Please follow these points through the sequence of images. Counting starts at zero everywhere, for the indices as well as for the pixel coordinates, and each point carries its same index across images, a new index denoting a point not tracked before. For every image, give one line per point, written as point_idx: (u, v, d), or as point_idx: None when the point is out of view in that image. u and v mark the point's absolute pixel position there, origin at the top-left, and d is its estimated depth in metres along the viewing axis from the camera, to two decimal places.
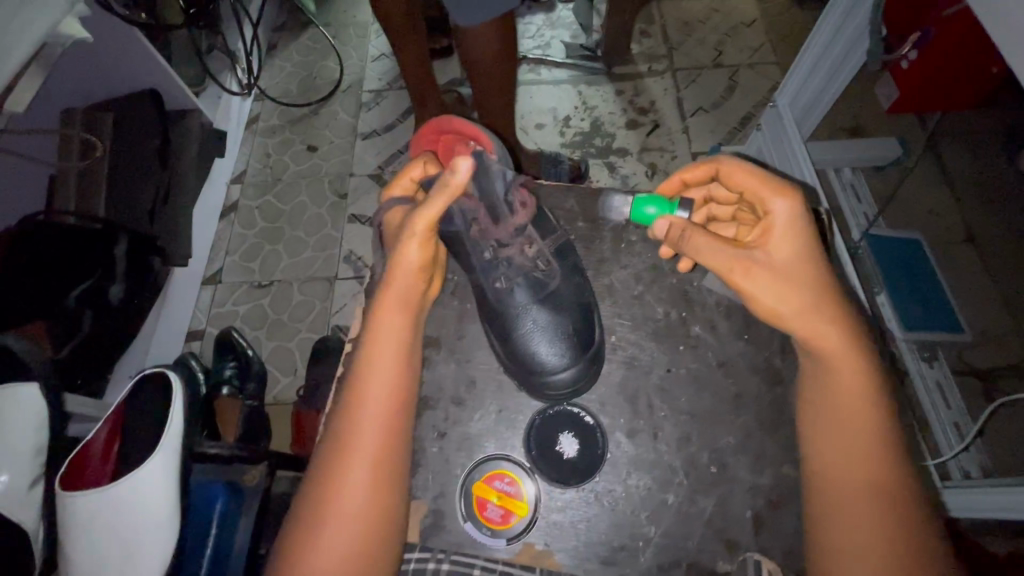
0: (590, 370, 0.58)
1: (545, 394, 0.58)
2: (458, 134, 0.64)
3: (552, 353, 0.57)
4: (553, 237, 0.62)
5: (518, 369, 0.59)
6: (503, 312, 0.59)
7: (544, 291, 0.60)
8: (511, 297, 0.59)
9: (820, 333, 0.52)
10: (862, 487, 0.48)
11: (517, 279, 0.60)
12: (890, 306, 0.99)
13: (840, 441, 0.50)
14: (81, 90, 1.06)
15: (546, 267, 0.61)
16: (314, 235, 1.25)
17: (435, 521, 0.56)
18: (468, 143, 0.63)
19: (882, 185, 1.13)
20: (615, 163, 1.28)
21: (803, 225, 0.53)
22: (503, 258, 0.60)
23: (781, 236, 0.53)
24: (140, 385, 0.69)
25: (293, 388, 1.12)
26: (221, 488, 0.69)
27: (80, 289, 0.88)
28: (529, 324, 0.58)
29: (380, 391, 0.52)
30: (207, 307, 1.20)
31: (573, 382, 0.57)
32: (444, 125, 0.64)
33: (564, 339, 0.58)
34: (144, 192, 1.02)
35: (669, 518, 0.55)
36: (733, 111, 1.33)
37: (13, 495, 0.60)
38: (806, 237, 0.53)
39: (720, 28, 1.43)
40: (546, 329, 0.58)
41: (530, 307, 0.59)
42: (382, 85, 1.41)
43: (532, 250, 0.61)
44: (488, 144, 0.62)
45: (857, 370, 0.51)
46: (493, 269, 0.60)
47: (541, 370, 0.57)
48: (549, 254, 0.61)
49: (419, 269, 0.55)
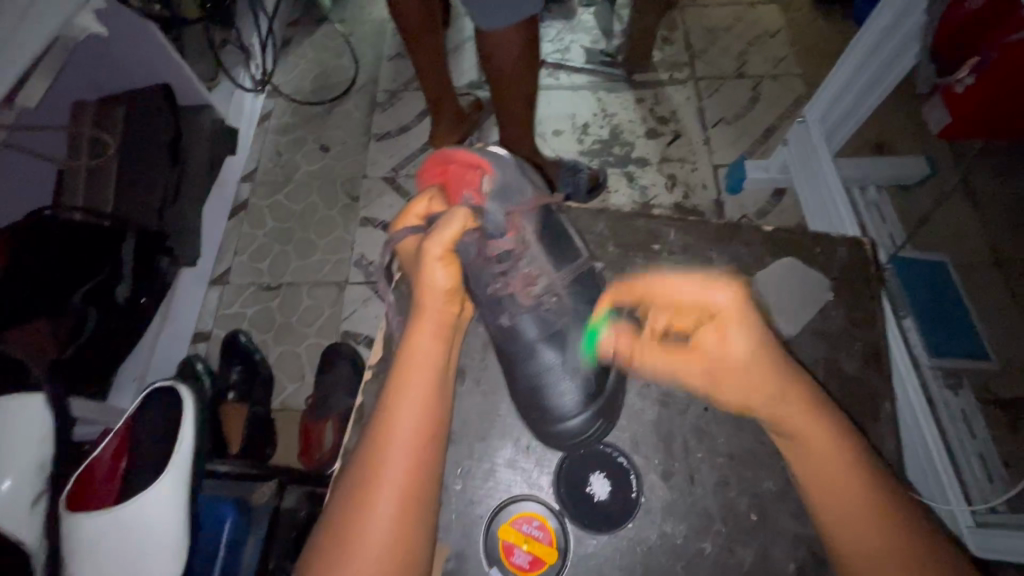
0: (611, 409, 0.56)
1: (557, 441, 0.55)
2: (463, 165, 0.56)
3: (566, 398, 0.54)
4: (572, 267, 0.58)
5: (532, 413, 0.56)
6: (510, 351, 0.57)
7: (553, 328, 0.56)
8: (519, 334, 0.56)
9: (773, 404, 0.49)
10: (867, 545, 0.45)
11: (524, 314, 0.56)
12: (917, 332, 0.95)
13: (827, 502, 0.47)
14: (91, 82, 1.03)
15: (555, 303, 0.56)
16: (326, 237, 1.22)
17: (458, 565, 0.54)
18: (475, 174, 0.56)
19: (909, 207, 1.10)
20: (634, 173, 1.24)
21: (752, 314, 0.51)
22: (511, 292, 0.56)
23: (732, 326, 0.51)
24: (148, 402, 0.67)
25: (301, 395, 1.09)
26: (230, 506, 0.66)
27: (85, 289, 0.84)
28: (535, 366, 0.55)
29: (405, 428, 0.50)
30: (214, 309, 1.18)
31: (586, 427, 0.54)
32: (446, 155, 0.57)
33: (580, 382, 0.55)
34: (153, 187, 0.98)
35: (706, 568, 0.53)
36: (756, 123, 1.30)
37: (13, 511, 0.57)
38: (761, 322, 0.51)
39: (744, 37, 1.40)
40: (562, 370, 0.55)
41: (538, 346, 0.56)
42: (398, 85, 1.38)
43: (540, 283, 0.57)
44: (491, 172, 0.55)
45: (823, 429, 0.48)
46: (502, 303, 0.57)
47: (555, 418, 0.55)
48: (565, 285, 0.57)
49: (450, 292, 0.55)
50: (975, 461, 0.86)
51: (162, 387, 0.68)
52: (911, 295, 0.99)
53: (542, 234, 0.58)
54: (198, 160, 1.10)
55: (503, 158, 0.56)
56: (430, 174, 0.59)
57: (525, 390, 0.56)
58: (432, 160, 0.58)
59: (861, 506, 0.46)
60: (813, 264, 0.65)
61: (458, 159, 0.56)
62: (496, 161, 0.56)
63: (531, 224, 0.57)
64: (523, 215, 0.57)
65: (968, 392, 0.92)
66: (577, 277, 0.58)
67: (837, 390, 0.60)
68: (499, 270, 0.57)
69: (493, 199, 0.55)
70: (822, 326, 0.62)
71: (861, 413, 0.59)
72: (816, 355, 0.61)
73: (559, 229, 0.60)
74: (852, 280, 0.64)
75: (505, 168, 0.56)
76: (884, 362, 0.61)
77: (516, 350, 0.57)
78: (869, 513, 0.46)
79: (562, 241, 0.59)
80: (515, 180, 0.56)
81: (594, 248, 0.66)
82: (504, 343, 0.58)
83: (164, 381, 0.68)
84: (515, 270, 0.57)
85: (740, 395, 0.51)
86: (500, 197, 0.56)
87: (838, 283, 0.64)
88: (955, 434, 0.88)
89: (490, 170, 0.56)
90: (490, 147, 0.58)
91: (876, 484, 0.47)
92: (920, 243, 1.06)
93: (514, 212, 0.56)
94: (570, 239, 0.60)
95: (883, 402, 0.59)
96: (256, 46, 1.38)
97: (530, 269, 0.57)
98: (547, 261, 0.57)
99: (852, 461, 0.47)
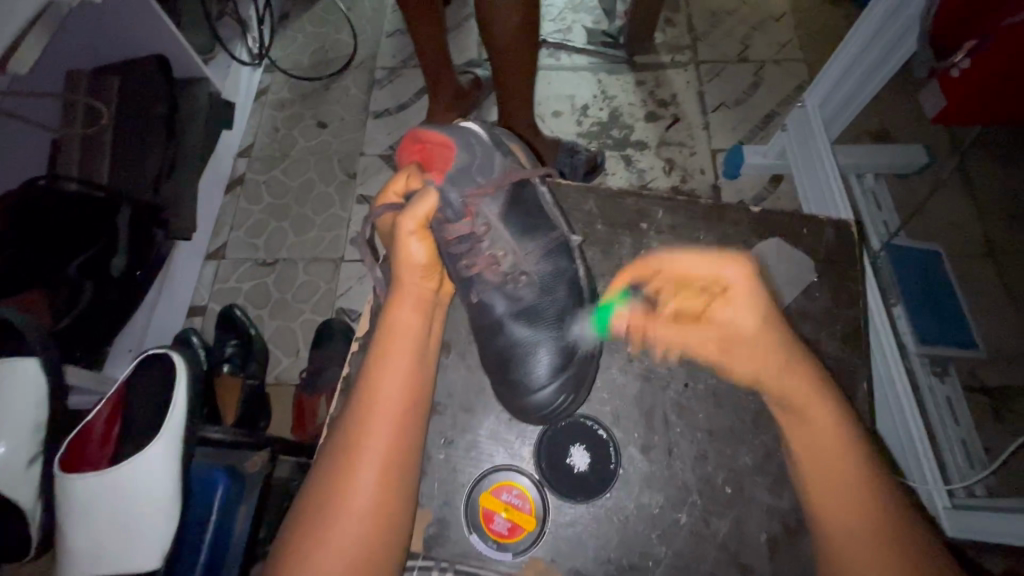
0: (586, 382, 0.57)
1: (527, 412, 0.56)
2: (434, 144, 0.56)
3: (537, 369, 0.56)
4: (543, 244, 0.59)
5: (500, 386, 0.58)
6: (484, 326, 0.59)
7: (520, 306, 0.58)
8: (489, 309, 0.58)
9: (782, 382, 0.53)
10: (852, 533, 0.47)
11: (489, 291, 0.58)
12: (906, 319, 0.96)
13: (825, 492, 0.50)
14: (86, 51, 1.02)
15: (523, 282, 0.58)
16: (322, 214, 1.22)
17: (440, 531, 0.55)
18: (441, 152, 0.56)
19: (905, 195, 1.10)
20: (632, 156, 1.24)
21: (750, 290, 0.55)
22: (477, 271, 0.58)
23: (736, 301, 0.55)
24: (141, 368, 0.68)
25: (295, 369, 1.11)
26: (222, 473, 0.66)
27: (80, 259, 0.85)
28: (508, 339, 0.58)
29: (390, 395, 0.52)
30: (209, 283, 1.18)
31: (556, 399, 0.56)
32: (421, 133, 0.57)
33: (552, 354, 0.57)
34: (147, 159, 0.97)
35: (681, 539, 0.54)
36: (756, 109, 1.29)
37: (11, 470, 0.61)
38: (763, 300, 0.55)
39: (749, 20, 1.38)
40: (533, 343, 0.57)
41: (506, 322, 0.58)
42: (397, 62, 1.36)
43: (505, 261, 0.58)
44: (456, 151, 0.56)
45: (827, 418, 0.51)
46: (468, 282, 0.59)
47: (524, 390, 0.56)
48: (533, 261, 0.59)
49: (426, 268, 0.58)
50: (957, 447, 0.87)
51: (154, 353, 0.68)
52: (903, 282, 0.99)
53: (511, 212, 0.59)
54: (193, 134, 1.09)
55: (471, 134, 0.58)
56: (410, 152, 0.58)
57: (500, 360, 0.58)
58: (413, 136, 0.58)
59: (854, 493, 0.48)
60: (801, 245, 0.65)
61: (433, 137, 0.57)
62: (462, 139, 0.57)
63: (497, 203, 0.58)
64: (480, 198, 0.57)
65: (954, 379, 0.93)
66: (551, 251, 0.59)
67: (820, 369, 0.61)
68: (465, 251, 0.58)
69: (449, 181, 0.56)
70: (806, 307, 0.63)
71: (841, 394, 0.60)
72: (800, 335, 0.62)
73: (535, 205, 0.60)
74: (838, 262, 0.65)
75: (473, 148, 0.57)
76: (866, 344, 0.62)
77: (487, 326, 0.59)
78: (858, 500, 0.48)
79: (537, 216, 0.60)
80: (481, 158, 0.57)
81: (584, 227, 0.66)
82: (475, 319, 0.59)
83: (158, 348, 0.68)
84: (478, 250, 0.58)
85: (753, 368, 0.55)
86: (453, 181, 0.56)
87: (825, 266, 0.65)
88: (938, 419, 0.89)
89: (456, 149, 0.56)
90: (463, 125, 0.59)
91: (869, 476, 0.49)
92: (914, 233, 1.06)
93: (469, 198, 0.56)
94: (544, 213, 0.60)
95: (862, 382, 0.60)
96: (254, 19, 1.36)
97: (495, 247, 0.58)
98: (511, 240, 0.59)
99: (850, 448, 0.50)
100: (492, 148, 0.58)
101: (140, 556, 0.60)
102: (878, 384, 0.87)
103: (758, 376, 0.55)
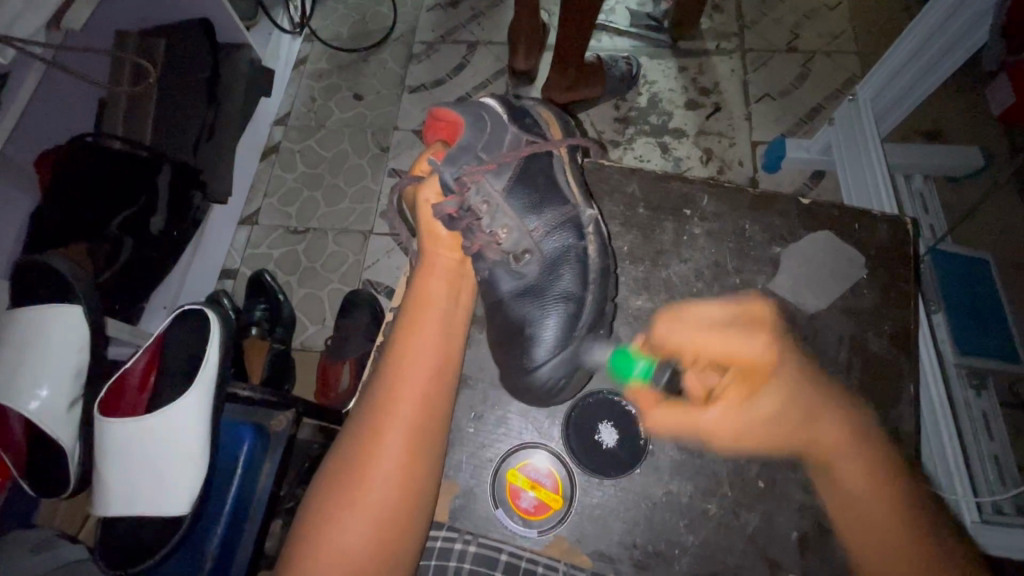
0: (584, 363, 0.56)
1: (525, 392, 0.56)
2: (445, 124, 0.59)
3: (538, 348, 0.55)
4: (554, 217, 0.58)
5: (505, 365, 0.57)
6: (490, 302, 0.59)
7: (524, 284, 0.58)
8: (493, 285, 0.59)
9: (834, 449, 0.53)
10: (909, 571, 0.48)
11: (494, 268, 0.58)
12: (945, 328, 0.93)
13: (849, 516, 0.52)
14: (135, 11, 1.03)
15: (525, 259, 0.58)
16: (354, 185, 1.23)
17: (466, 503, 0.55)
18: (450, 131, 0.58)
19: (955, 199, 1.05)
20: (669, 144, 1.21)
21: (790, 362, 0.57)
22: (478, 248, 0.58)
23: (777, 377, 0.55)
24: (177, 323, 0.70)
25: (321, 337, 1.13)
26: (250, 430, 0.67)
27: (123, 216, 0.88)
28: (512, 317, 0.57)
29: (420, 363, 0.53)
30: (242, 248, 1.21)
31: (554, 378, 0.54)
32: (434, 112, 0.59)
33: (555, 332, 0.55)
34: (188, 121, 0.99)
35: (707, 528, 0.54)
36: (803, 101, 1.25)
37: (54, 412, 0.64)
38: (796, 371, 0.56)
39: (800, 9, 1.33)
40: (535, 321, 0.56)
41: (507, 300, 0.58)
42: (436, 37, 1.35)
43: (508, 239, 0.58)
44: (462, 129, 0.57)
45: (852, 452, 0.53)
46: (472, 258, 0.59)
47: (525, 369, 0.55)
48: (541, 239, 0.58)
49: (452, 241, 0.60)
50: (988, 461, 0.84)
51: (190, 310, 0.70)
52: (944, 290, 0.96)
53: (518, 186, 0.58)
54: (234, 99, 1.10)
55: (484, 109, 0.59)
56: (435, 130, 0.60)
57: (503, 336, 0.58)
58: (433, 115, 0.60)
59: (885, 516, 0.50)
60: (848, 240, 0.63)
61: (453, 116, 0.58)
62: (473, 114, 0.58)
63: (500, 179, 0.58)
64: (480, 174, 0.57)
65: (992, 394, 0.90)
66: (563, 224, 0.58)
67: (861, 369, 0.59)
68: (465, 229, 0.57)
69: (446, 161, 0.56)
70: (851, 304, 0.61)
71: (882, 395, 0.58)
72: (842, 333, 0.60)
73: (551, 181, 0.59)
74: (887, 259, 0.63)
75: (480, 124, 0.57)
76: (913, 345, 0.60)
77: (491, 302, 0.59)
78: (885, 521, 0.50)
79: (547, 191, 0.59)
80: (488, 134, 0.57)
81: (624, 210, 0.65)
82: (483, 295, 0.60)
83: (193, 305, 0.71)
84: (482, 226, 0.58)
85: (787, 430, 0.54)
86: (451, 159, 0.56)
87: (874, 263, 0.62)
88: (971, 432, 0.86)
89: (462, 127, 0.57)
90: (481, 101, 0.60)
91: (907, 492, 0.50)
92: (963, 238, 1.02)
93: (466, 174, 0.56)
94: (556, 186, 0.59)
95: (906, 384, 0.58)
96: None
97: (497, 225, 0.58)
98: (514, 217, 0.58)
99: (877, 481, 0.51)
100: (504, 123, 0.59)
101: (170, 503, 0.61)
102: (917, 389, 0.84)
103: (805, 441, 0.54)
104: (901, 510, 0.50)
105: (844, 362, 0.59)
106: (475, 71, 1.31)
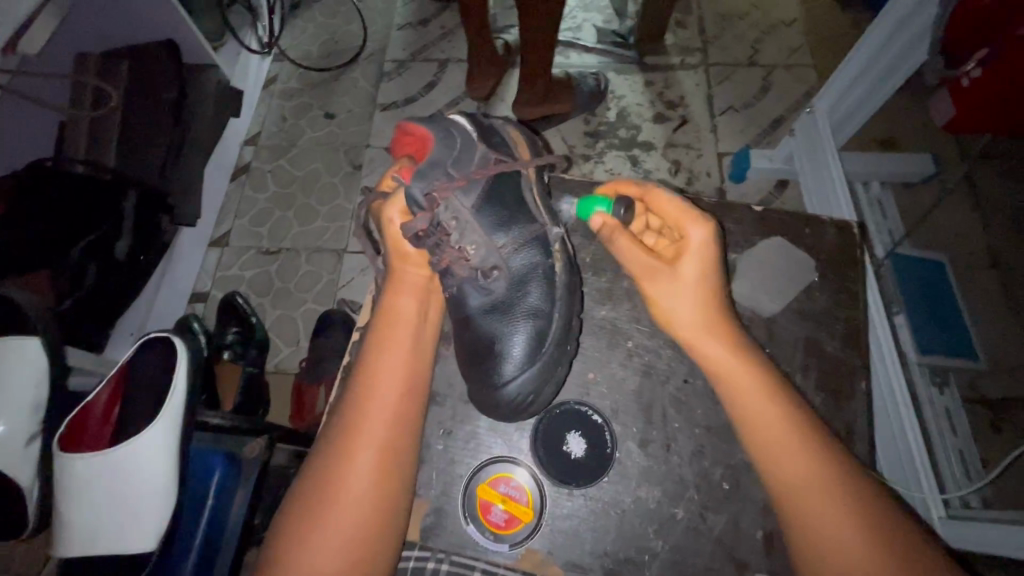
0: (552, 380, 0.56)
1: (495, 406, 0.56)
2: (417, 139, 0.58)
3: (507, 363, 0.56)
4: (523, 232, 0.59)
5: (474, 381, 0.57)
6: (457, 318, 0.59)
7: (492, 300, 0.58)
8: (461, 302, 0.59)
9: (730, 371, 0.53)
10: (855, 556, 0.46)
11: (462, 285, 0.59)
12: (907, 328, 0.95)
13: (776, 456, 0.51)
14: (98, 33, 1.01)
15: (493, 276, 0.58)
16: (326, 204, 1.22)
17: (436, 521, 0.55)
18: (419, 147, 0.58)
19: (912, 204, 1.09)
20: (638, 157, 1.24)
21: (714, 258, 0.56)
22: (446, 264, 0.58)
23: (687, 258, 0.56)
24: (141, 351, 0.68)
25: (296, 359, 1.11)
26: (221, 459, 0.66)
27: (87, 241, 0.85)
28: (483, 334, 0.58)
29: (391, 382, 0.53)
30: (212, 270, 1.19)
31: (523, 393, 0.55)
32: (404, 126, 0.59)
33: (523, 350, 0.56)
34: (155, 144, 0.96)
35: (676, 533, 0.55)
36: (764, 113, 1.29)
37: (9, 449, 0.61)
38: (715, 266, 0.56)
39: (760, 25, 1.38)
40: (502, 338, 0.57)
41: (475, 317, 0.58)
42: (406, 55, 1.36)
43: (476, 256, 0.58)
44: (433, 144, 0.57)
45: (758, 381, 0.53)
46: (439, 275, 0.59)
47: (495, 385, 0.55)
48: (508, 256, 0.59)
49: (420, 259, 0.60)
50: (953, 456, 0.86)
51: (155, 337, 0.68)
52: (904, 293, 0.99)
53: (486, 205, 0.59)
54: (201, 119, 1.09)
55: (455, 126, 0.59)
56: (403, 145, 0.60)
57: (471, 352, 0.58)
58: (402, 130, 0.60)
59: (816, 471, 0.49)
60: (802, 246, 0.65)
61: (420, 131, 0.58)
62: (438, 133, 0.58)
63: (469, 197, 0.58)
64: (449, 191, 0.57)
65: (953, 390, 0.93)
66: (528, 241, 0.59)
67: (818, 370, 0.61)
68: (432, 246, 0.57)
69: (416, 179, 0.56)
70: (806, 308, 0.63)
71: (838, 395, 0.60)
72: (798, 338, 0.62)
73: (517, 197, 0.60)
74: (839, 262, 0.65)
75: (452, 142, 0.58)
76: (866, 345, 0.62)
77: (460, 318, 0.59)
78: (813, 458, 0.50)
79: (514, 210, 0.60)
80: (458, 151, 0.58)
81: (587, 223, 0.66)
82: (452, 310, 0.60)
83: (159, 332, 0.68)
84: (449, 242, 0.58)
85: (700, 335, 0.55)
86: (421, 175, 0.56)
87: (828, 268, 0.65)
88: (936, 428, 0.89)
89: (433, 142, 0.57)
90: (450, 118, 0.61)
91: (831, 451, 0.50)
92: (918, 242, 1.05)
93: (436, 190, 0.56)
94: (521, 204, 0.60)
95: (860, 383, 0.60)
96: (266, 7, 1.35)
97: (465, 242, 0.58)
98: (483, 232, 0.59)
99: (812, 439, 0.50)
100: (474, 141, 0.59)
101: (135, 538, 0.60)
102: (876, 387, 0.86)
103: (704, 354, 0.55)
104: (824, 462, 0.49)
105: (801, 363, 0.61)
106: (446, 89, 1.32)
